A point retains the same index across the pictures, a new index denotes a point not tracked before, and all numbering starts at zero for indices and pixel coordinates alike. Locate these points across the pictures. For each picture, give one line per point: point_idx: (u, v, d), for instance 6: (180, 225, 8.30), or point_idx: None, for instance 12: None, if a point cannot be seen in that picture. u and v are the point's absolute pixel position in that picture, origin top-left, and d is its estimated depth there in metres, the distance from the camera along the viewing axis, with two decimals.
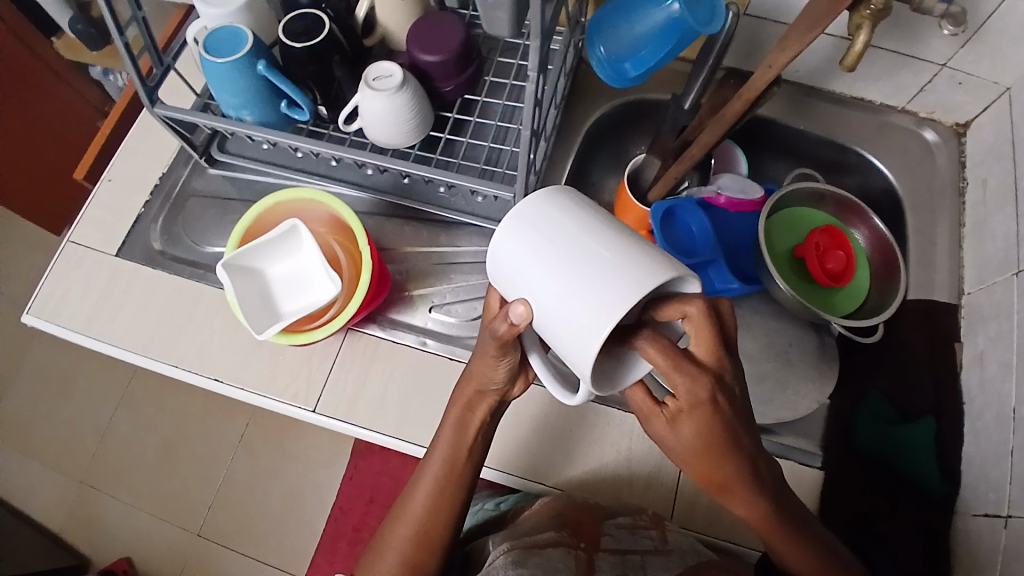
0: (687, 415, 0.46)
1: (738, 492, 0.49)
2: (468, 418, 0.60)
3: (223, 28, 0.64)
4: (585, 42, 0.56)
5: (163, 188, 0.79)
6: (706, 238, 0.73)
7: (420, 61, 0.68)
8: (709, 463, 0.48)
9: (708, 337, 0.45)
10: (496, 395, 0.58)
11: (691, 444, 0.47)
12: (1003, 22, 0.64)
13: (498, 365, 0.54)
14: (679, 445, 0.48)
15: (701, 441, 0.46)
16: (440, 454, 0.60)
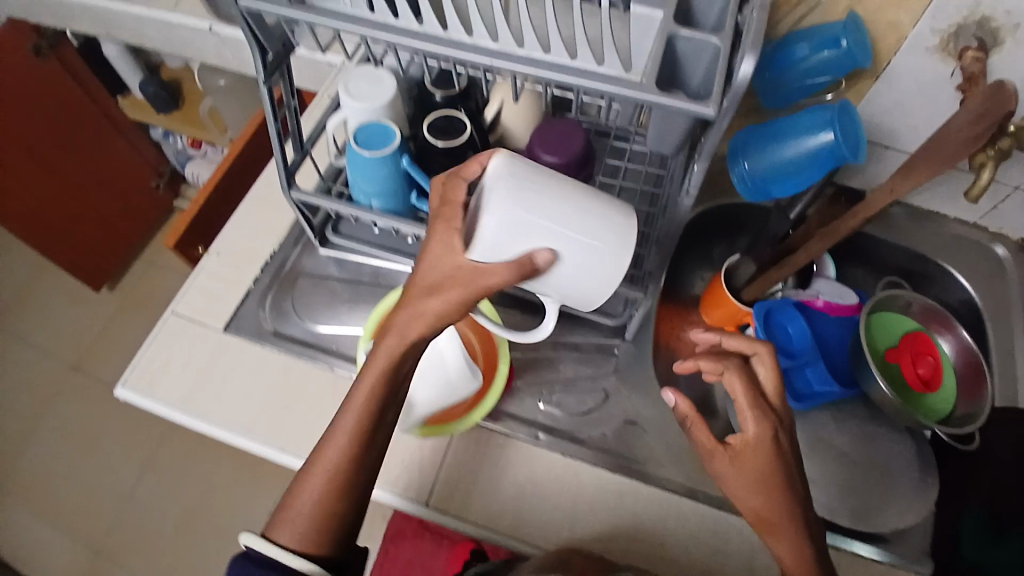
0: (755, 444, 0.55)
1: (784, 528, 0.55)
2: (406, 321, 0.55)
3: (374, 124, 0.67)
4: (729, 158, 0.61)
5: (273, 265, 0.80)
6: (804, 339, 0.77)
7: (542, 160, 0.71)
8: (762, 496, 0.55)
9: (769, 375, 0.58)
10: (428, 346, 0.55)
11: (751, 477, 0.55)
12: None
13: (432, 295, 0.53)
14: (738, 480, 0.56)
15: (764, 470, 0.55)
16: (360, 400, 0.55)
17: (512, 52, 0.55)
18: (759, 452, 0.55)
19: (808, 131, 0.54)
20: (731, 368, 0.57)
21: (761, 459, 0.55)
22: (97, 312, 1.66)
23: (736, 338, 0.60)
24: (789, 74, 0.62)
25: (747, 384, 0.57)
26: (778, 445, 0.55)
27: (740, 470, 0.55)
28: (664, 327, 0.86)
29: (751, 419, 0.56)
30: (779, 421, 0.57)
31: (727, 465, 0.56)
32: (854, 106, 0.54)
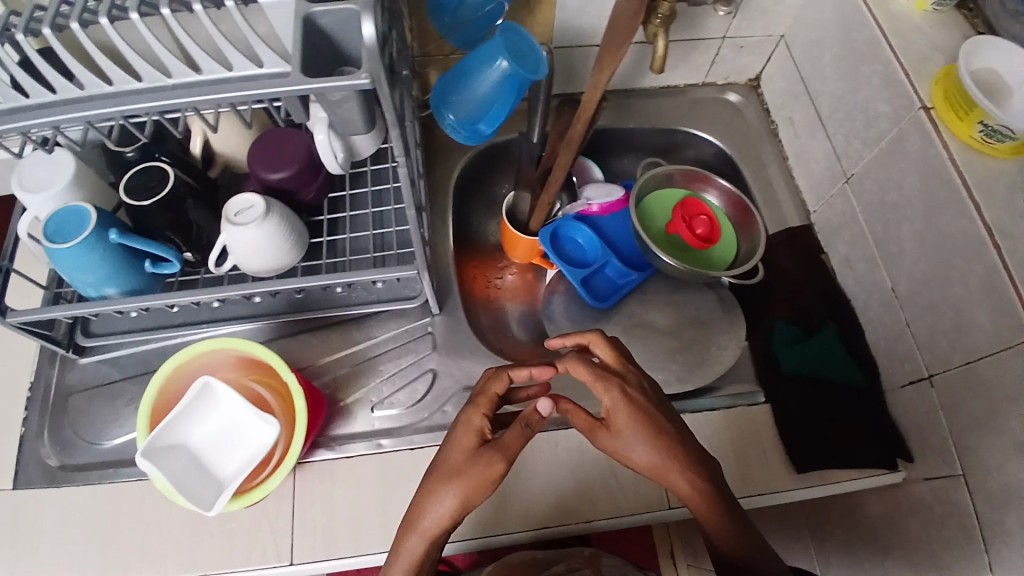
0: (615, 412, 0.55)
1: (674, 472, 0.55)
2: (488, 460, 0.54)
3: (60, 212, 0.58)
4: (435, 114, 0.59)
5: (38, 395, 0.71)
6: (595, 246, 0.81)
7: (271, 180, 0.67)
8: (649, 452, 0.55)
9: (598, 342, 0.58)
10: (478, 442, 0.55)
11: (633, 438, 0.55)
12: None
13: (473, 425, 0.56)
14: (623, 448, 0.56)
15: (636, 429, 0.55)
16: (413, 525, 0.55)
17: (165, 83, 0.51)
18: (621, 414, 0.55)
19: (487, 65, 0.55)
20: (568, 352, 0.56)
21: (624, 418, 0.55)
22: None
23: (574, 333, 0.61)
24: (462, 12, 0.62)
25: (585, 362, 0.56)
26: (633, 396, 0.56)
27: (620, 437, 0.56)
28: (476, 288, 0.86)
29: (603, 392, 0.56)
30: (628, 382, 0.57)
31: (611, 437, 0.56)
32: (517, 26, 0.56)
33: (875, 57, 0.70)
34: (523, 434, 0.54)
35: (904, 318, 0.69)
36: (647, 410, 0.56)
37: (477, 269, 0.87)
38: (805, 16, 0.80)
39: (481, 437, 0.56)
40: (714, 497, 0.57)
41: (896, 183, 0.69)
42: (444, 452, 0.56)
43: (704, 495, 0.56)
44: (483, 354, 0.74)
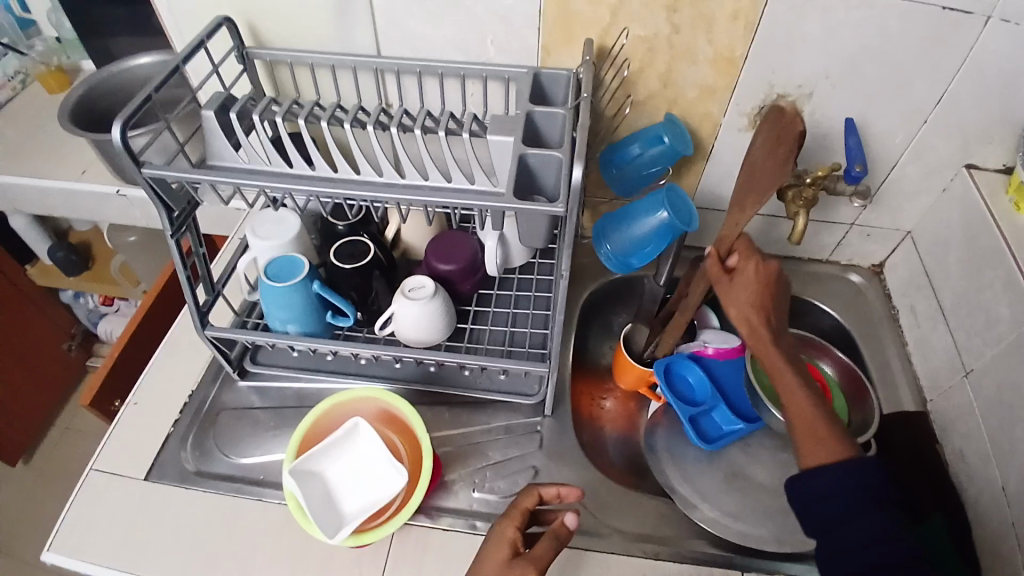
0: (743, 263, 0.65)
1: (755, 295, 0.63)
2: (522, 571, 0.58)
3: (281, 258, 0.72)
4: (594, 243, 0.70)
5: (192, 404, 0.81)
6: (704, 387, 0.83)
7: (439, 269, 0.79)
8: (757, 291, 0.63)
9: (765, 294, 0.62)
10: (510, 552, 0.61)
11: (750, 287, 0.63)
12: (892, 183, 0.86)
13: (505, 537, 0.62)
14: (738, 290, 0.64)
15: (761, 281, 0.63)
16: None
17: (399, 182, 0.65)
18: (749, 269, 0.64)
19: (647, 213, 0.65)
20: (732, 300, 0.65)
21: (767, 349, 0.63)
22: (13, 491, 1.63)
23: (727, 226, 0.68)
24: (629, 167, 0.74)
25: (760, 270, 0.63)
26: (758, 281, 0.63)
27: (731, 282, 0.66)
28: (583, 404, 0.91)
29: (750, 267, 0.64)
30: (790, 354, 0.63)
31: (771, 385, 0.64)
32: (680, 188, 0.66)
33: (998, 264, 0.75)
34: (555, 541, 0.61)
35: (1012, 520, 0.68)
36: (761, 295, 0.63)
37: (587, 387, 0.93)
38: (931, 217, 0.88)
39: (513, 548, 0.61)
40: (826, 436, 0.59)
41: (1013, 382, 0.71)
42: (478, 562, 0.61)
43: (815, 420, 0.60)
44: (583, 463, 0.78)
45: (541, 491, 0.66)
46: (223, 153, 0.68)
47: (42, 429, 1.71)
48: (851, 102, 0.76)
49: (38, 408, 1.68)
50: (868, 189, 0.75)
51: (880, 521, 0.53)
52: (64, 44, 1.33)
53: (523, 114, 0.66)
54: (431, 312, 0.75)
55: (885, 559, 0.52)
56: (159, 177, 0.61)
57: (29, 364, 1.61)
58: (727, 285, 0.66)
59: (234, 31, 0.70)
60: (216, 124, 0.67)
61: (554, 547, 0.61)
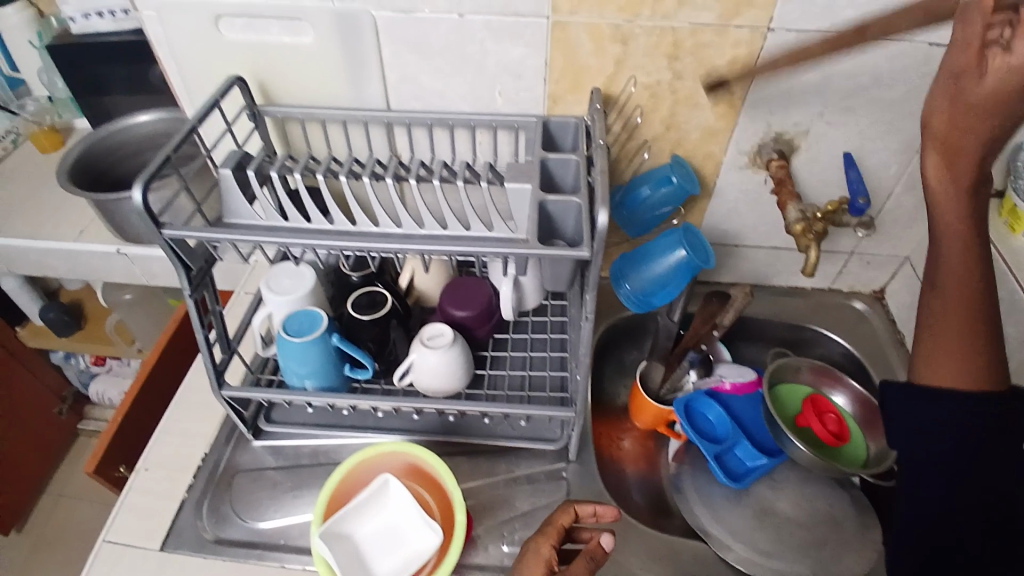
0: (943, 109, 0.45)
1: (976, 146, 0.45)
2: None
3: (297, 313, 0.71)
4: (612, 283, 0.70)
5: (206, 467, 0.79)
6: (725, 423, 0.83)
7: (454, 316, 0.79)
8: (991, 111, 0.43)
9: (968, 169, 0.47)
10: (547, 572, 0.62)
11: (999, 85, 0.41)
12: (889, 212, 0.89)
13: (540, 554, 0.63)
14: (981, 101, 0.43)
15: (1010, 85, 0.41)
16: None
17: (416, 232, 0.65)
18: (992, 82, 0.41)
19: (665, 252, 0.66)
20: (936, 146, 0.47)
21: (960, 235, 0.51)
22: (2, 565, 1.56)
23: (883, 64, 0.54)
24: (640, 210, 0.76)
25: (977, 81, 0.42)
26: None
27: (982, 86, 0.42)
28: (603, 446, 0.90)
29: (990, 81, 0.42)
30: (981, 210, 0.50)
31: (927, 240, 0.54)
32: (694, 226, 0.67)
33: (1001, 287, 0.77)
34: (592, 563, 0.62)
35: None
36: (1006, 135, 0.44)
37: (604, 429, 0.92)
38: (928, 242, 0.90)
39: (549, 567, 0.62)
40: (982, 331, 0.55)
41: None
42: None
43: (973, 280, 0.53)
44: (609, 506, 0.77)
45: (577, 506, 0.66)
46: (239, 209, 0.67)
47: (32, 496, 1.65)
48: (848, 138, 0.79)
49: (28, 474, 1.62)
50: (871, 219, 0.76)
51: (948, 447, 0.55)
52: (55, 102, 1.33)
53: (539, 163, 0.68)
54: (452, 359, 0.74)
55: (971, 484, 0.54)
56: (179, 238, 0.60)
57: (19, 429, 1.56)
58: (948, 116, 0.45)
59: (246, 90, 0.71)
60: (233, 183, 0.66)
61: (588, 566, 0.62)
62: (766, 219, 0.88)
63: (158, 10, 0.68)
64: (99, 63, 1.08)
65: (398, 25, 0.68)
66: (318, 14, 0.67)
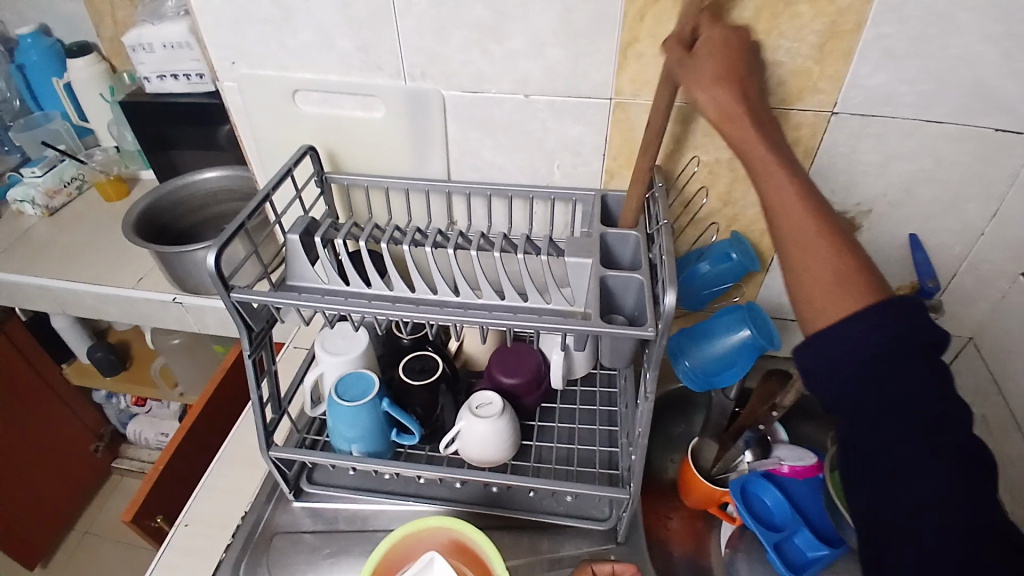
0: (717, 91, 0.56)
1: (713, 89, 0.56)
2: None
3: (349, 375, 0.71)
4: (671, 359, 0.69)
5: (245, 527, 0.78)
6: (784, 509, 0.79)
7: (503, 383, 0.78)
8: (722, 87, 0.56)
9: (739, 125, 0.56)
10: None
11: (711, 59, 0.57)
12: (952, 293, 0.86)
13: None
14: (702, 71, 0.56)
15: (722, 64, 0.57)
16: None
17: (475, 302, 0.66)
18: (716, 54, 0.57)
19: (728, 331, 0.65)
20: (725, 117, 0.56)
21: (803, 222, 0.51)
22: None
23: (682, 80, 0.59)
24: (696, 285, 0.75)
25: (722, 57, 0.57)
26: (730, 48, 0.58)
27: (697, 58, 0.57)
28: (649, 526, 0.86)
29: (710, 58, 0.57)
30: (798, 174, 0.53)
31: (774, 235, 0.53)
32: (759, 306, 0.66)
33: None
34: None
35: None
36: (736, 73, 0.57)
37: (650, 505, 0.88)
38: (991, 325, 0.86)
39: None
40: (853, 298, 0.48)
41: None
42: None
43: (796, 212, 0.51)
44: None
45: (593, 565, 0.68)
46: (302, 274, 0.69)
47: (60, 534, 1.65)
48: (911, 219, 0.77)
49: (59, 512, 1.63)
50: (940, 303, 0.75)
51: (927, 394, 0.44)
52: (123, 153, 1.39)
53: (598, 237, 0.68)
54: (501, 429, 0.73)
55: (918, 460, 0.44)
56: (245, 300, 0.62)
57: (55, 466, 1.58)
58: (711, 96, 0.56)
59: (316, 159, 0.73)
60: (299, 247, 0.68)
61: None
62: None
63: (239, 81, 0.72)
64: (169, 121, 1.14)
65: (464, 103, 0.70)
66: (389, 90, 0.70)
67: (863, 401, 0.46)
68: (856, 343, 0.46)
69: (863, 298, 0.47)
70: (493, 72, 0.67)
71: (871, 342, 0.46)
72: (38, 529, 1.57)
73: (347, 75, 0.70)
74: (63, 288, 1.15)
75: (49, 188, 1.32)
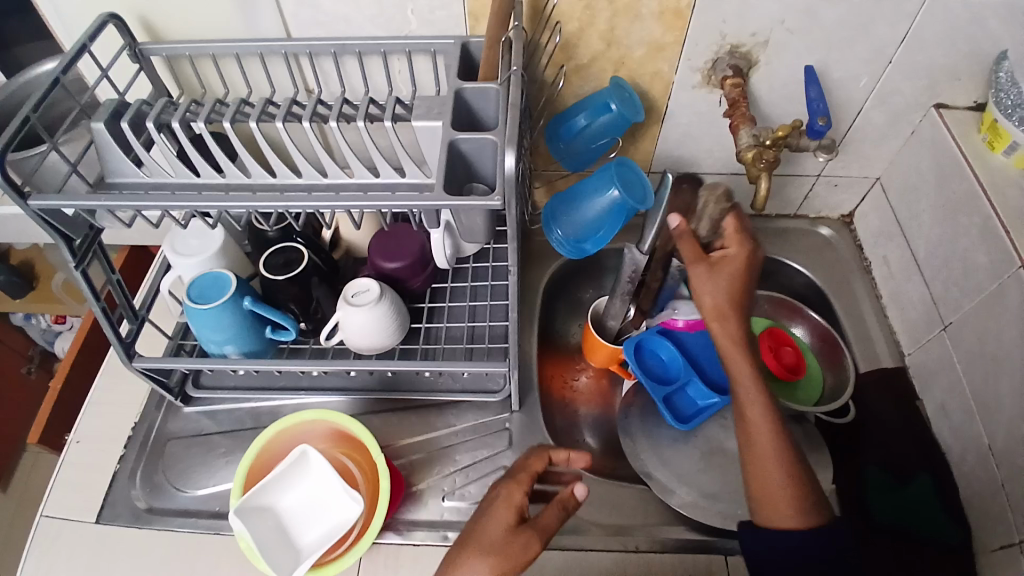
0: (733, 257, 0.65)
1: (716, 276, 0.64)
2: (526, 541, 0.56)
3: (204, 276, 0.66)
4: (544, 227, 0.64)
5: (138, 437, 0.76)
6: (679, 362, 0.78)
7: (384, 269, 0.73)
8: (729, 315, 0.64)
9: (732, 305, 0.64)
10: (516, 519, 0.58)
11: (723, 283, 0.64)
12: (859, 130, 0.81)
13: (510, 501, 0.59)
14: (714, 286, 0.64)
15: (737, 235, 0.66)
16: (470, 561, 0.55)
17: (320, 182, 0.59)
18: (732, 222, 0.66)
19: (598, 192, 0.60)
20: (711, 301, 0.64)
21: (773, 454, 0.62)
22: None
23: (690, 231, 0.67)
24: (577, 140, 0.69)
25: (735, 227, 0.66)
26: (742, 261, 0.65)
27: (716, 280, 0.64)
28: (554, 391, 0.87)
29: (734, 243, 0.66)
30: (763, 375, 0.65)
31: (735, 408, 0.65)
32: (632, 161, 0.61)
33: (972, 211, 0.72)
34: (561, 511, 0.58)
35: (999, 477, 0.66)
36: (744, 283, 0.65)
37: (557, 372, 0.89)
38: (901, 162, 0.83)
39: (519, 514, 0.58)
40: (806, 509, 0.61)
41: (994, 333, 0.68)
42: (473, 522, 0.58)
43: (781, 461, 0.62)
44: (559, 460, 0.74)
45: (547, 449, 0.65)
46: (121, 167, 0.61)
47: (13, 454, 1.67)
48: (814, 50, 0.70)
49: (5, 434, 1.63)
50: (831, 142, 0.70)
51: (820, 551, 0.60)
52: None
53: (452, 94, 0.59)
54: (380, 316, 0.69)
55: None
56: (47, 207, 0.55)
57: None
58: (713, 280, 0.64)
59: (122, 27, 0.62)
60: (109, 138, 0.60)
61: (563, 514, 0.58)
62: (725, 145, 0.80)
63: None
64: None
65: None
66: None
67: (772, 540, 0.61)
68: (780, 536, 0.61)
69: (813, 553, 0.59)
70: None
71: (812, 554, 0.59)
72: None
73: None
74: None
75: None
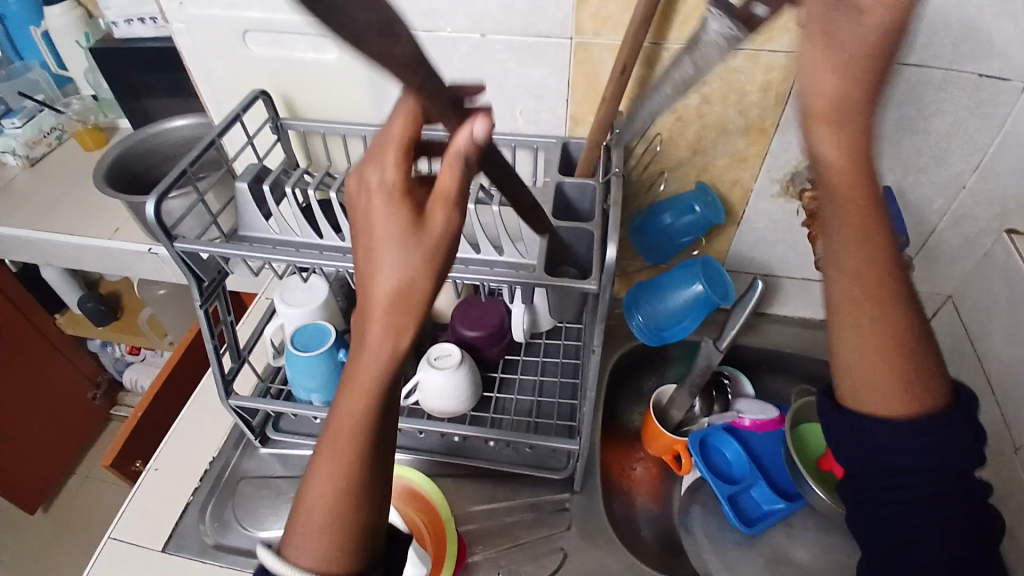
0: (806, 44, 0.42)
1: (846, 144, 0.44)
2: (444, 221, 0.41)
3: (309, 326, 0.72)
4: (625, 313, 0.68)
5: (213, 472, 0.80)
6: (743, 463, 0.80)
7: (464, 336, 0.78)
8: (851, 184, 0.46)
9: (865, 157, 0.45)
10: (403, 269, 0.41)
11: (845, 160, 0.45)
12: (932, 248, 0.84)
13: (392, 180, 0.42)
14: (832, 162, 0.45)
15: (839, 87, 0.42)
16: (367, 371, 0.43)
17: None
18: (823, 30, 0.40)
19: (681, 285, 0.64)
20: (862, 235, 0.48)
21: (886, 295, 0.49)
22: (35, 538, 1.65)
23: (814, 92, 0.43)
24: (661, 237, 0.74)
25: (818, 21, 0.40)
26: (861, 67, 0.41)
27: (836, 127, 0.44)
28: (612, 474, 0.87)
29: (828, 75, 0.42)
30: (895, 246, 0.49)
31: (831, 325, 0.52)
32: (714, 259, 0.65)
33: None
34: (453, 186, 0.40)
35: None
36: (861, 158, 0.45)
37: (615, 455, 0.90)
38: (973, 283, 0.84)
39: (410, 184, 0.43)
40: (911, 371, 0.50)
41: None
42: (362, 277, 0.42)
43: (899, 356, 0.50)
44: (616, 547, 0.73)
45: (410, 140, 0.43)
46: (253, 223, 0.68)
47: (65, 476, 1.73)
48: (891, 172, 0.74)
49: (62, 454, 1.70)
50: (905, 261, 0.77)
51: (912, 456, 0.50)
52: (100, 101, 1.37)
53: (554, 186, 0.66)
54: (456, 380, 0.73)
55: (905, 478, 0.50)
56: (190, 250, 0.62)
57: (56, 412, 1.64)
58: (833, 70, 0.41)
59: (269, 103, 0.71)
60: (249, 196, 0.67)
61: (419, 128, 0.42)
62: (799, 251, 0.84)
63: (188, 23, 0.70)
64: (138, 67, 1.11)
65: (421, 43, 0.68)
66: None
67: (884, 471, 0.51)
68: (895, 449, 0.50)
69: (927, 409, 0.50)
70: (445, 7, 0.65)
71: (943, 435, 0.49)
72: (42, 472, 1.65)
73: (298, 14, 0.68)
74: (43, 240, 1.16)
75: (28, 139, 1.31)
